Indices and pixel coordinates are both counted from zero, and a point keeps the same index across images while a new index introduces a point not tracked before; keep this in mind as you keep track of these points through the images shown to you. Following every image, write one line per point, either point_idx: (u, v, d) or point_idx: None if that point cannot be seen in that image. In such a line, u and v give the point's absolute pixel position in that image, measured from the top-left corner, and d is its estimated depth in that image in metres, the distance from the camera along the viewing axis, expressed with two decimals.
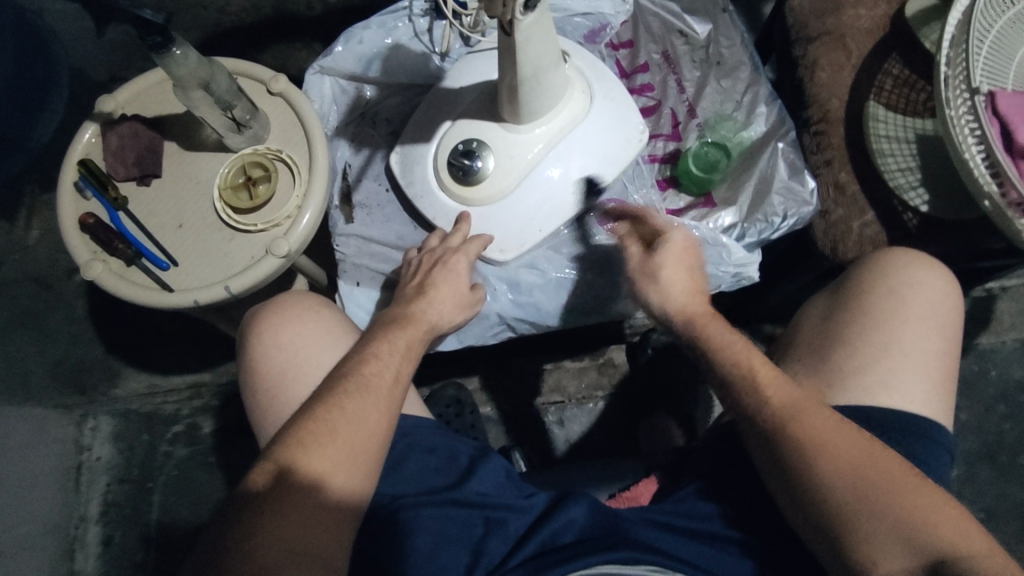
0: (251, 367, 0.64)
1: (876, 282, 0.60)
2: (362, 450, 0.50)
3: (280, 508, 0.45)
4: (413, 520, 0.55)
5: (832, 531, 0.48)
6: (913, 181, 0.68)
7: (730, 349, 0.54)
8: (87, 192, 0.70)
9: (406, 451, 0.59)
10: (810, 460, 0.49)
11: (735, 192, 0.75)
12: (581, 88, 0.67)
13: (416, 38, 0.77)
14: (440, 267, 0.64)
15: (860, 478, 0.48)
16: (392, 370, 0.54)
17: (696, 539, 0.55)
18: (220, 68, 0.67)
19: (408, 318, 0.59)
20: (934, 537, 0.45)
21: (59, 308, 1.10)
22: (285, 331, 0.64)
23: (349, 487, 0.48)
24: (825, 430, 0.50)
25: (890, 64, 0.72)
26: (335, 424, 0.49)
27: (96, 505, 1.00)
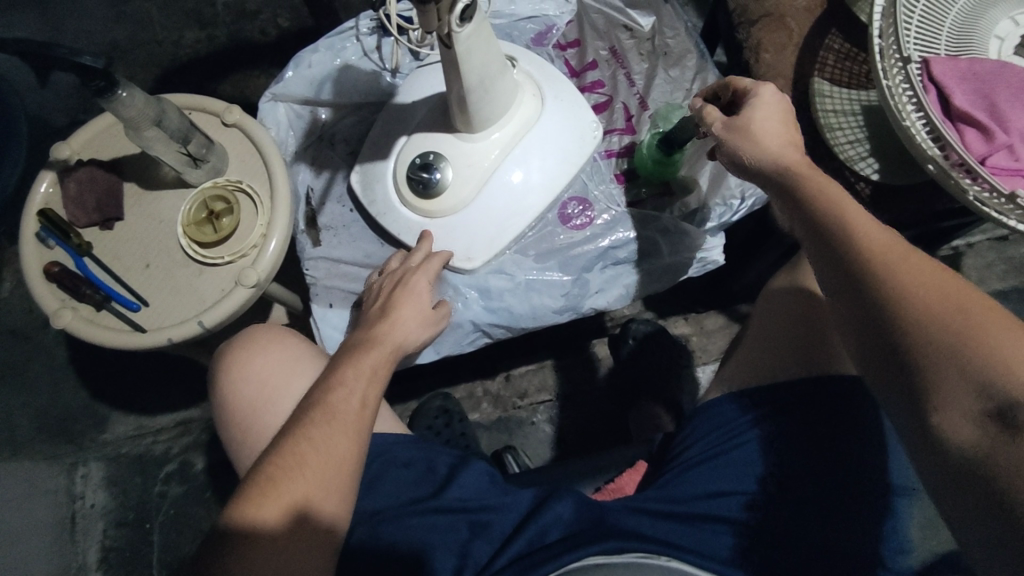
0: (224, 402, 0.66)
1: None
2: (335, 478, 0.50)
3: (253, 542, 0.46)
4: (395, 531, 0.56)
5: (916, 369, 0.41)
6: (863, 151, 0.69)
7: (828, 196, 0.48)
8: (50, 242, 0.71)
9: (381, 469, 0.61)
10: (890, 312, 0.42)
11: (692, 179, 0.74)
12: (531, 91, 0.69)
13: (365, 56, 0.77)
14: (401, 288, 0.64)
15: (940, 331, 0.40)
16: (359, 396, 0.54)
17: (675, 518, 0.56)
18: (169, 105, 0.67)
19: (372, 341, 0.59)
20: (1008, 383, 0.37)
21: (40, 358, 1.09)
22: (252, 364, 0.66)
23: (323, 513, 0.49)
24: (919, 276, 0.42)
25: (831, 39, 0.75)
26: (304, 455, 0.50)
27: (94, 552, 1.00)
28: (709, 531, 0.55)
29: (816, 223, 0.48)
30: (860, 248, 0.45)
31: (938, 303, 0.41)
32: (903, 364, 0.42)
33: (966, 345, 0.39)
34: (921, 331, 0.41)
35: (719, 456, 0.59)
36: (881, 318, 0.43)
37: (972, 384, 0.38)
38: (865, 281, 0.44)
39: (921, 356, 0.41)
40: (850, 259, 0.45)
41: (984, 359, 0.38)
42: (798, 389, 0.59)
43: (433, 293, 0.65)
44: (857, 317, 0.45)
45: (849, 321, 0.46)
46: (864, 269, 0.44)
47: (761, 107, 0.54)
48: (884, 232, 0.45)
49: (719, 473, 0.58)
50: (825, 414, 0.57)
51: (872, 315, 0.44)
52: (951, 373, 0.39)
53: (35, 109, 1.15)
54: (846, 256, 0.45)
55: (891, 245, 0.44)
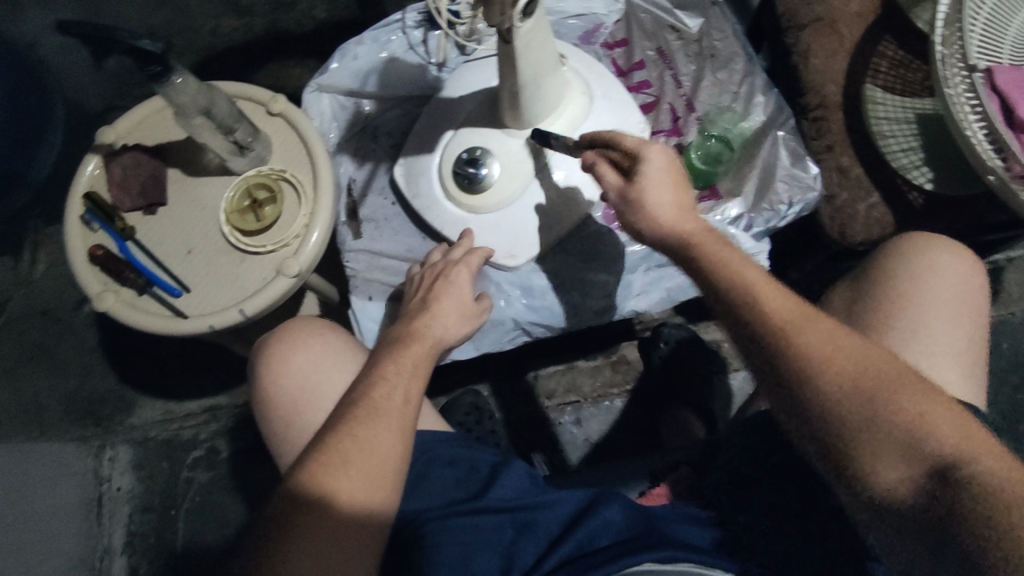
0: (264, 395, 0.65)
1: (899, 268, 0.60)
2: (380, 476, 0.50)
3: (307, 539, 0.46)
4: (439, 532, 0.56)
5: (831, 434, 0.45)
6: (916, 160, 0.69)
7: (729, 264, 0.49)
8: (94, 225, 0.71)
9: (426, 467, 0.61)
10: (826, 406, 0.45)
11: (740, 182, 0.73)
12: (581, 90, 0.68)
13: (411, 50, 0.77)
14: (441, 281, 0.64)
15: (879, 411, 0.44)
16: (401, 391, 0.55)
17: (688, 522, 0.58)
18: (220, 92, 0.67)
19: (413, 336, 0.59)
20: (901, 434, 0.43)
21: (69, 341, 1.10)
22: (291, 358, 0.65)
23: (374, 509, 0.49)
24: (837, 361, 0.45)
25: (884, 46, 0.73)
26: (347, 454, 0.50)
27: (119, 536, 1.00)
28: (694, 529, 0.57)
29: (719, 290, 0.49)
30: (787, 340, 0.46)
31: (863, 388, 0.44)
32: (845, 446, 0.44)
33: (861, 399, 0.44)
34: (825, 395, 0.45)
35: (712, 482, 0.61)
36: (804, 401, 0.45)
37: (881, 444, 0.43)
38: (784, 352, 0.46)
39: (864, 445, 0.44)
40: (761, 332, 0.47)
41: (893, 418, 0.43)
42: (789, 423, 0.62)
43: (475, 286, 0.66)
44: (790, 409, 0.47)
45: (783, 409, 0.48)
46: (792, 363, 0.46)
47: (653, 173, 0.52)
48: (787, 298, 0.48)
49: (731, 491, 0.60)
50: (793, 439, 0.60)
51: (806, 406, 0.46)
52: (891, 452, 0.43)
53: None
54: (749, 320, 0.47)
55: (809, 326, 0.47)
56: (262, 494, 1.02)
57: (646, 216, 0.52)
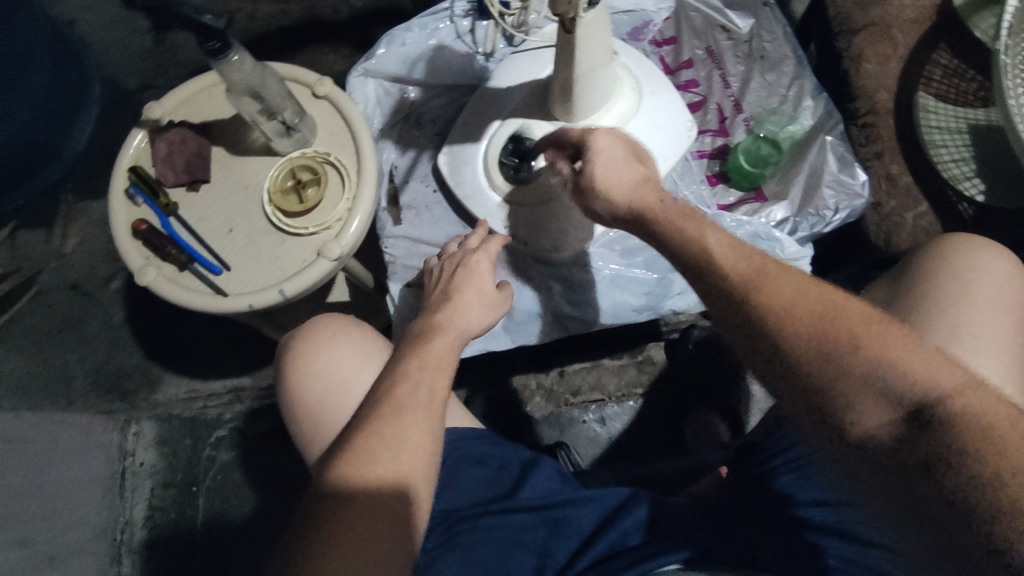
0: (289, 391, 0.66)
1: (943, 269, 0.57)
2: (409, 474, 0.49)
3: (339, 535, 0.45)
4: (473, 532, 0.57)
5: (808, 382, 0.43)
6: (968, 171, 0.68)
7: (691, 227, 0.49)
8: (137, 199, 0.71)
9: (457, 464, 0.61)
10: (797, 359, 0.43)
11: (786, 186, 0.74)
12: (630, 85, 0.68)
13: (459, 38, 0.77)
14: (463, 270, 0.64)
15: (854, 359, 0.41)
16: (427, 386, 0.54)
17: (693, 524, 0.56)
18: (271, 73, 0.67)
19: (439, 328, 0.59)
20: (877, 371, 0.41)
21: (97, 315, 1.11)
22: (318, 355, 0.65)
23: (407, 505, 0.49)
24: (805, 312, 0.43)
25: (939, 54, 0.72)
26: (374, 451, 0.49)
27: (141, 510, 0.99)
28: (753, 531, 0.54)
29: (686, 263, 0.49)
30: (751, 303, 0.45)
31: (834, 333, 0.42)
32: (821, 395, 0.42)
33: (830, 344, 0.42)
34: (795, 342, 0.43)
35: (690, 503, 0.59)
36: (778, 350, 0.44)
37: (857, 383, 0.41)
38: (748, 308, 0.45)
39: (842, 386, 0.42)
40: (728, 290, 0.46)
41: (866, 357, 0.41)
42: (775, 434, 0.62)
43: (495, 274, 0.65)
44: (764, 366, 0.45)
45: (758, 363, 0.46)
46: (760, 319, 0.44)
47: (602, 159, 0.54)
48: (752, 260, 0.47)
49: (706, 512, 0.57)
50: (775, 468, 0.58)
51: (777, 361, 0.44)
52: (868, 398, 0.41)
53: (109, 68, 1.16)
54: (719, 279, 0.47)
55: (775, 283, 0.45)
56: (281, 476, 1.03)
57: (601, 199, 0.53)
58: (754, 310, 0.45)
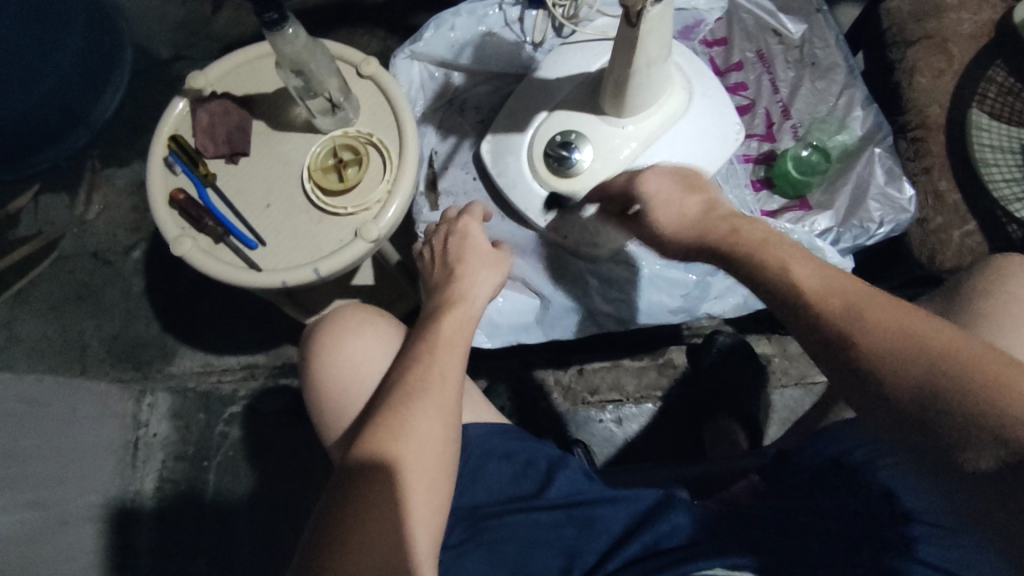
0: (313, 379, 0.65)
1: (993, 285, 0.55)
2: (422, 458, 0.50)
3: (357, 529, 0.45)
4: (499, 528, 0.56)
5: (910, 402, 0.38)
6: (1019, 193, 0.67)
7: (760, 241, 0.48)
8: (176, 168, 0.71)
9: (482, 460, 0.61)
10: (898, 389, 0.39)
11: (832, 196, 0.73)
12: (681, 84, 0.66)
13: (507, 26, 0.76)
14: (455, 237, 0.64)
15: (971, 392, 0.37)
16: (438, 368, 0.55)
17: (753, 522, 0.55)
18: (321, 49, 0.66)
19: (447, 305, 0.59)
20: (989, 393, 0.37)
21: (116, 284, 1.10)
22: (344, 343, 0.65)
23: (421, 490, 0.50)
24: (911, 339, 0.39)
25: (994, 72, 0.71)
26: (385, 435, 0.50)
27: (151, 481, 1.01)
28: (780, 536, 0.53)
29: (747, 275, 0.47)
30: (828, 309, 0.42)
31: (953, 363, 0.38)
32: (923, 427, 0.38)
33: (931, 359, 0.38)
34: (893, 358, 0.39)
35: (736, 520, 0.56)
36: (868, 367, 0.40)
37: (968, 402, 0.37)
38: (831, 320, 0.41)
39: (946, 405, 0.37)
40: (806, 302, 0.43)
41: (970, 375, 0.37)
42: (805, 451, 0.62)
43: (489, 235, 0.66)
44: (862, 400, 0.41)
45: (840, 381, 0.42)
46: (853, 346, 0.40)
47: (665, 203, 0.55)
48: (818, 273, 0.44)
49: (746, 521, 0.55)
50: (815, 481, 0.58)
51: (873, 388, 0.40)
52: (983, 435, 0.37)
53: (143, 38, 1.16)
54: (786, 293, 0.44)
55: (857, 297, 0.42)
56: (292, 455, 1.02)
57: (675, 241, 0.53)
58: (836, 323, 0.41)
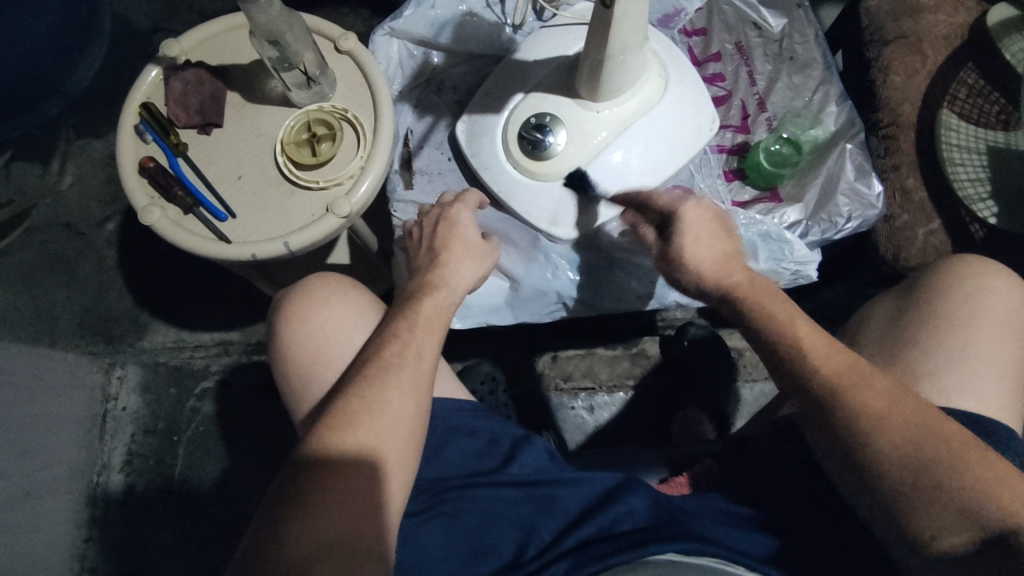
0: (282, 349, 0.65)
1: (943, 285, 0.57)
2: (392, 437, 0.50)
3: (318, 506, 0.45)
4: (458, 504, 0.56)
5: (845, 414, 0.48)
6: (983, 193, 0.68)
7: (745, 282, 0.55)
8: (147, 136, 0.70)
9: (446, 436, 0.61)
10: (885, 468, 0.46)
11: (803, 189, 0.73)
12: (658, 71, 0.67)
13: (489, 7, 0.76)
14: (444, 224, 0.63)
15: (949, 478, 0.45)
16: (414, 348, 0.55)
17: (725, 524, 0.54)
18: (297, 20, 0.66)
19: (430, 287, 0.59)
20: (907, 423, 0.46)
21: (88, 256, 1.08)
22: (314, 316, 0.64)
23: (387, 468, 0.49)
24: (898, 413, 0.46)
25: (965, 73, 0.72)
26: (354, 414, 0.50)
27: (119, 455, 1.00)
28: (748, 535, 0.53)
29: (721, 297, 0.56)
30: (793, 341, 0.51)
31: (935, 444, 0.45)
32: (902, 499, 0.46)
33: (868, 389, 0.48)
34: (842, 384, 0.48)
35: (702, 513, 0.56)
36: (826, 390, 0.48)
37: (899, 424, 0.46)
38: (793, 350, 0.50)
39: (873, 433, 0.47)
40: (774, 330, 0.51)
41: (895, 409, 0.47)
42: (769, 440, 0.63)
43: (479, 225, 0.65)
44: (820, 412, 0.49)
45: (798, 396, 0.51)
46: (852, 415, 0.47)
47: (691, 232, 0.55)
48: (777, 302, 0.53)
49: (713, 521, 0.54)
50: (780, 473, 0.59)
51: (867, 457, 0.47)
52: (898, 445, 0.46)
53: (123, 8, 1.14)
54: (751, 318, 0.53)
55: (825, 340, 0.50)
56: (262, 433, 1.01)
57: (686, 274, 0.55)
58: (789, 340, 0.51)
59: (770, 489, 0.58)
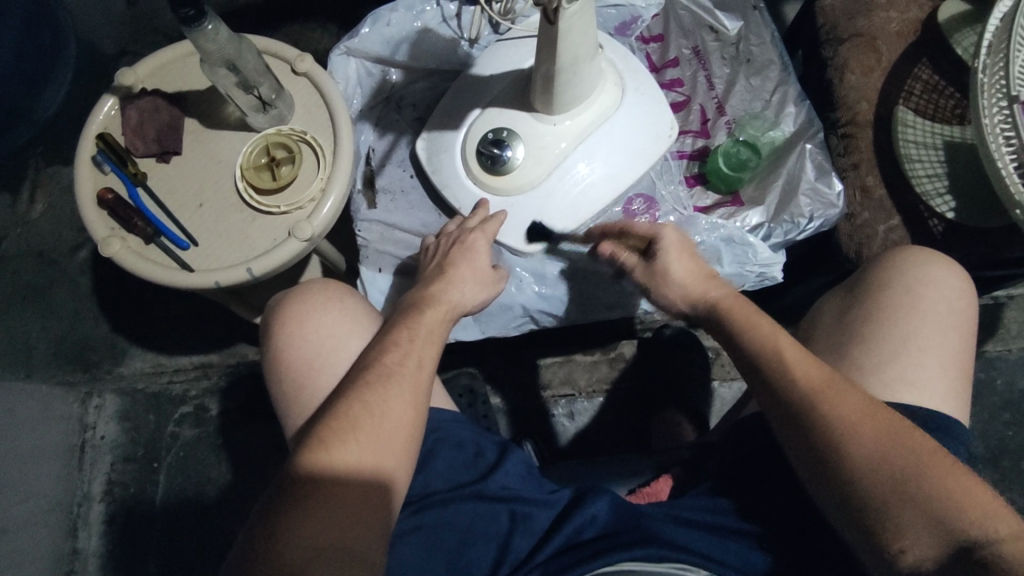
0: (276, 356, 0.60)
1: (894, 280, 0.58)
2: (391, 444, 0.48)
3: (310, 508, 0.43)
4: (440, 515, 0.55)
5: (819, 417, 0.48)
6: (940, 188, 0.68)
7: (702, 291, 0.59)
8: (105, 167, 0.69)
9: (434, 446, 0.59)
10: (859, 475, 0.46)
11: (763, 192, 0.76)
12: (614, 80, 0.67)
13: (444, 22, 0.77)
14: (460, 248, 0.63)
15: (913, 485, 0.44)
16: (415, 356, 0.53)
17: (700, 527, 0.55)
18: (248, 45, 0.66)
19: (430, 300, 0.58)
20: (874, 435, 0.46)
21: (62, 285, 1.08)
22: (308, 321, 0.61)
23: (384, 476, 0.47)
24: (871, 424, 0.47)
25: (920, 69, 0.72)
26: (357, 419, 0.47)
27: (99, 484, 0.99)
28: (730, 546, 0.54)
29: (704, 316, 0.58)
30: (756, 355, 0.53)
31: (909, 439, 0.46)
32: (863, 510, 0.46)
33: (829, 392, 0.49)
34: (805, 391, 0.49)
35: (681, 518, 0.56)
36: (795, 401, 0.49)
37: (868, 428, 0.47)
38: (757, 354, 0.52)
39: (835, 444, 0.47)
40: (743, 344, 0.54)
41: (860, 413, 0.47)
42: (734, 439, 0.62)
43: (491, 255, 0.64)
44: (789, 415, 0.50)
45: (767, 400, 0.51)
46: (813, 422, 0.48)
47: (670, 249, 0.61)
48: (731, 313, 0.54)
49: (694, 531, 0.55)
50: (765, 469, 0.58)
51: (829, 465, 0.47)
52: (866, 452, 0.46)
53: None
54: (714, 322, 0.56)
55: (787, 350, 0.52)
56: (240, 454, 1.01)
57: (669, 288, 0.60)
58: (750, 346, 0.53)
59: (756, 486, 0.57)
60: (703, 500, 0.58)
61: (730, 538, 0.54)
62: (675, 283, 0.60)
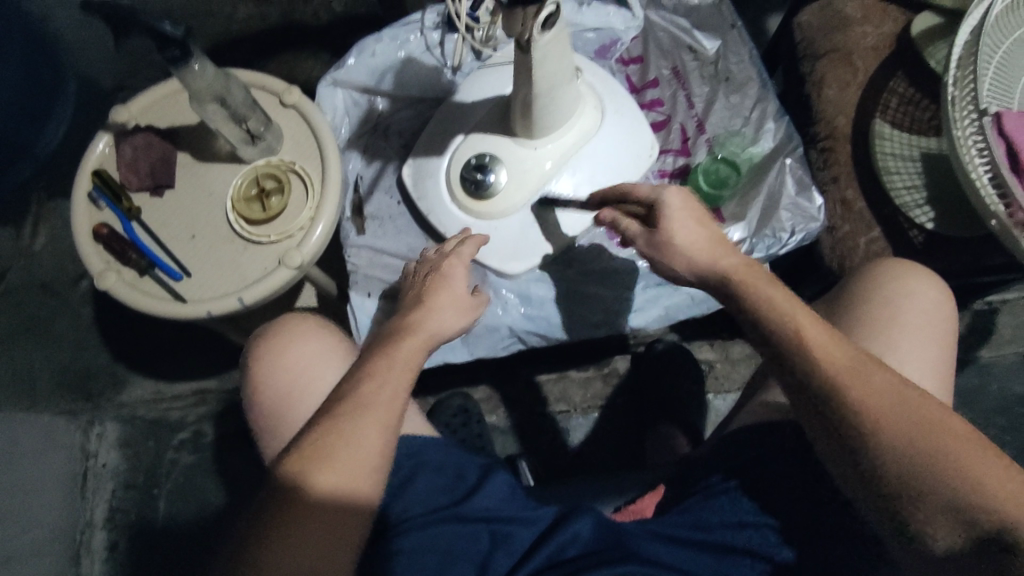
0: (256, 384, 0.62)
1: (873, 292, 0.58)
2: (364, 473, 0.48)
3: (281, 535, 0.44)
4: (420, 538, 0.55)
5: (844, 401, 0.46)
6: (919, 199, 0.69)
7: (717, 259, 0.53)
8: (101, 203, 0.71)
9: (413, 471, 0.59)
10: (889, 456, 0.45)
11: (744, 208, 0.76)
12: (592, 103, 0.68)
13: (427, 51, 0.78)
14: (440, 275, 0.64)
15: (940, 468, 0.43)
16: (391, 387, 0.52)
17: (678, 543, 0.56)
18: (235, 82, 0.68)
19: (410, 327, 0.57)
20: (905, 416, 0.45)
21: (63, 316, 1.10)
22: (289, 351, 0.62)
23: (356, 504, 0.47)
24: (897, 410, 0.45)
25: (895, 83, 0.73)
26: (330, 448, 0.48)
27: (100, 512, 0.96)
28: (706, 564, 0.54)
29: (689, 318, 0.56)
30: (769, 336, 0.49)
31: (924, 453, 0.44)
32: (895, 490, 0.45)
33: (852, 375, 0.46)
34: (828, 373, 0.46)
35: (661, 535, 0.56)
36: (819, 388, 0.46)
37: (898, 406, 0.45)
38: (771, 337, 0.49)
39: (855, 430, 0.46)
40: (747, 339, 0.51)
41: (888, 393, 0.45)
42: (717, 455, 0.62)
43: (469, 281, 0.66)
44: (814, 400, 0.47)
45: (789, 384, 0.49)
46: (838, 412, 0.46)
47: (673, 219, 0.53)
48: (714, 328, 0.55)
49: (672, 550, 0.55)
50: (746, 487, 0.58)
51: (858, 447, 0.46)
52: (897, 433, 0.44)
53: None
54: None
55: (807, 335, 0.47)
56: (239, 478, 1.03)
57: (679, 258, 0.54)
58: None
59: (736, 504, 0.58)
60: (683, 518, 0.58)
61: (705, 555, 0.54)
62: (679, 250, 0.53)
